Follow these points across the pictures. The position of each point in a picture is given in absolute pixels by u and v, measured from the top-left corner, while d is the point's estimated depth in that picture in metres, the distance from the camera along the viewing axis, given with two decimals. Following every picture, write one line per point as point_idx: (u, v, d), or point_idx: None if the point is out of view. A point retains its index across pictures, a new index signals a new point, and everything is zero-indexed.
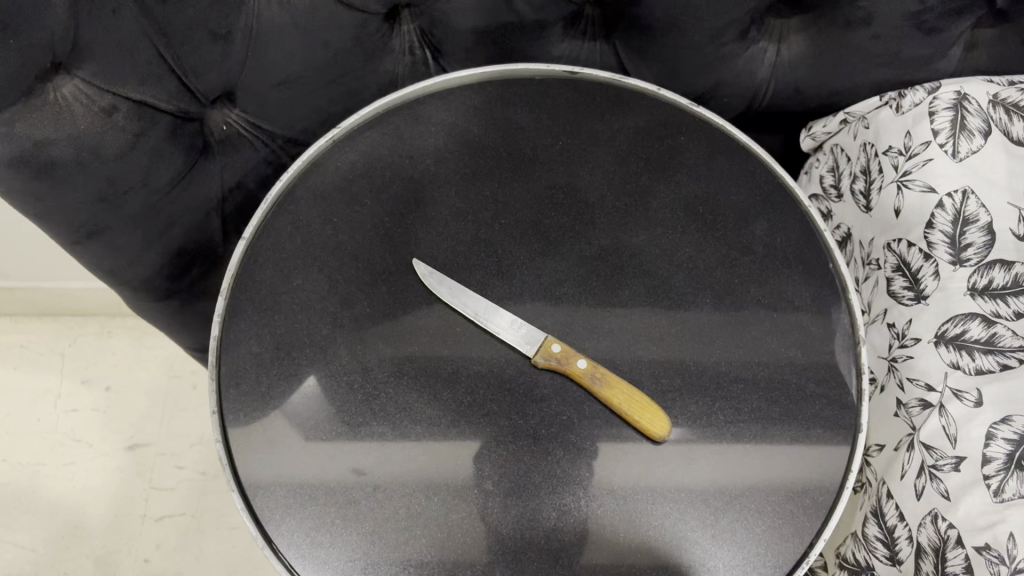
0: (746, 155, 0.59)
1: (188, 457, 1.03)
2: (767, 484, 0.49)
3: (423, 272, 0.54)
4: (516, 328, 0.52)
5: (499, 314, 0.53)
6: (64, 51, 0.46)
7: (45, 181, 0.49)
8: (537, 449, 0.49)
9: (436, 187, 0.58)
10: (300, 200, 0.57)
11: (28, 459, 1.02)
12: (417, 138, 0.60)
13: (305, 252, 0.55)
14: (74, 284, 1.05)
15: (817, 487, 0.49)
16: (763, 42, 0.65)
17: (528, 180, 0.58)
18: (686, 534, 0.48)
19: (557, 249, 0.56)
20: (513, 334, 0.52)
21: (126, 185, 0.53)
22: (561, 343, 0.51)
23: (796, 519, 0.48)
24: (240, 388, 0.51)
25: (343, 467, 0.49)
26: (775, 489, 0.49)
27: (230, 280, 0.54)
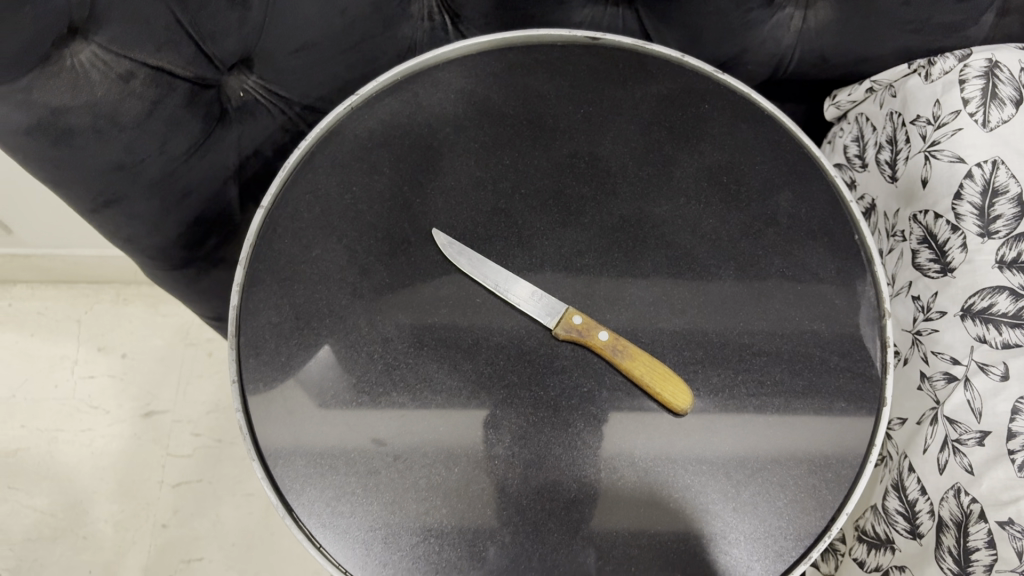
0: (772, 125, 0.58)
1: (204, 423, 1.04)
2: (791, 458, 0.49)
3: (443, 242, 0.54)
4: (536, 300, 0.52)
5: (518, 284, 0.52)
6: (81, 18, 0.45)
7: (62, 149, 0.49)
8: (556, 420, 0.49)
9: (455, 156, 0.57)
10: (319, 169, 0.56)
11: (47, 425, 1.03)
12: (435, 106, 0.59)
13: (323, 220, 0.55)
14: (90, 252, 1.04)
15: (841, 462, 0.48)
16: (789, 8, 0.64)
17: (549, 149, 0.57)
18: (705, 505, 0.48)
19: (578, 219, 0.55)
20: (533, 305, 0.52)
21: (144, 153, 0.53)
22: (582, 315, 0.51)
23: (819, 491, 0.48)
24: (260, 358, 0.51)
25: (364, 436, 0.49)
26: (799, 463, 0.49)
27: (250, 249, 0.53)
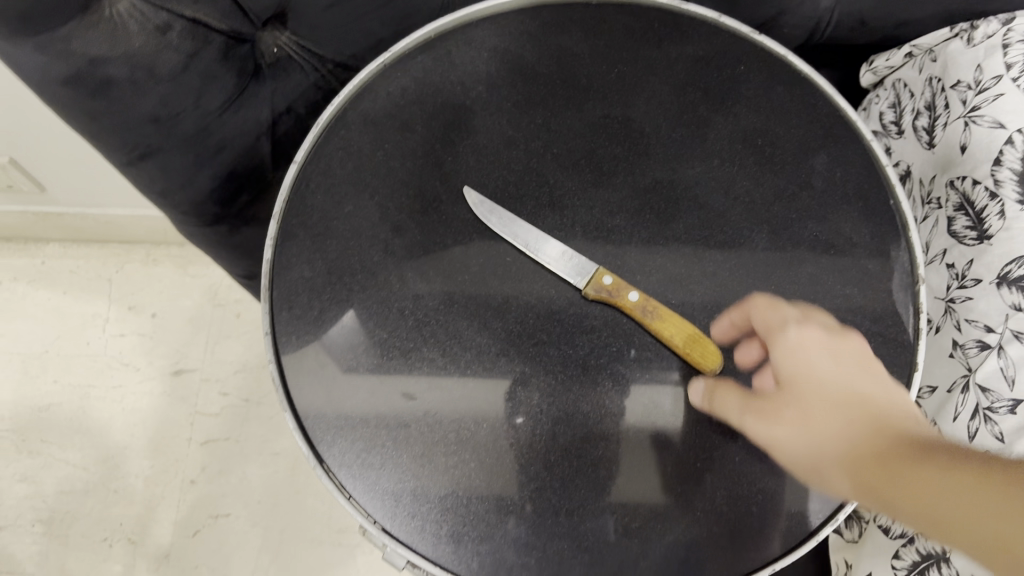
0: (809, 88, 0.57)
1: (232, 383, 1.05)
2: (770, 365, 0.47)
3: (475, 201, 0.54)
4: (566, 260, 0.52)
5: (549, 245, 0.53)
6: None
7: (101, 100, 0.49)
8: (585, 379, 0.50)
9: (488, 115, 0.57)
10: (351, 126, 0.56)
11: (79, 381, 1.04)
12: (469, 64, 0.58)
13: (356, 177, 0.55)
14: (121, 212, 1.05)
15: (794, 328, 0.47)
16: None
17: (583, 109, 0.57)
18: (691, 397, 0.49)
19: (611, 180, 0.55)
20: (563, 265, 0.52)
21: (179, 107, 0.53)
22: (612, 276, 0.51)
23: (798, 386, 0.45)
24: (293, 312, 0.51)
25: (393, 391, 0.49)
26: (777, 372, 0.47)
27: (284, 204, 0.53)
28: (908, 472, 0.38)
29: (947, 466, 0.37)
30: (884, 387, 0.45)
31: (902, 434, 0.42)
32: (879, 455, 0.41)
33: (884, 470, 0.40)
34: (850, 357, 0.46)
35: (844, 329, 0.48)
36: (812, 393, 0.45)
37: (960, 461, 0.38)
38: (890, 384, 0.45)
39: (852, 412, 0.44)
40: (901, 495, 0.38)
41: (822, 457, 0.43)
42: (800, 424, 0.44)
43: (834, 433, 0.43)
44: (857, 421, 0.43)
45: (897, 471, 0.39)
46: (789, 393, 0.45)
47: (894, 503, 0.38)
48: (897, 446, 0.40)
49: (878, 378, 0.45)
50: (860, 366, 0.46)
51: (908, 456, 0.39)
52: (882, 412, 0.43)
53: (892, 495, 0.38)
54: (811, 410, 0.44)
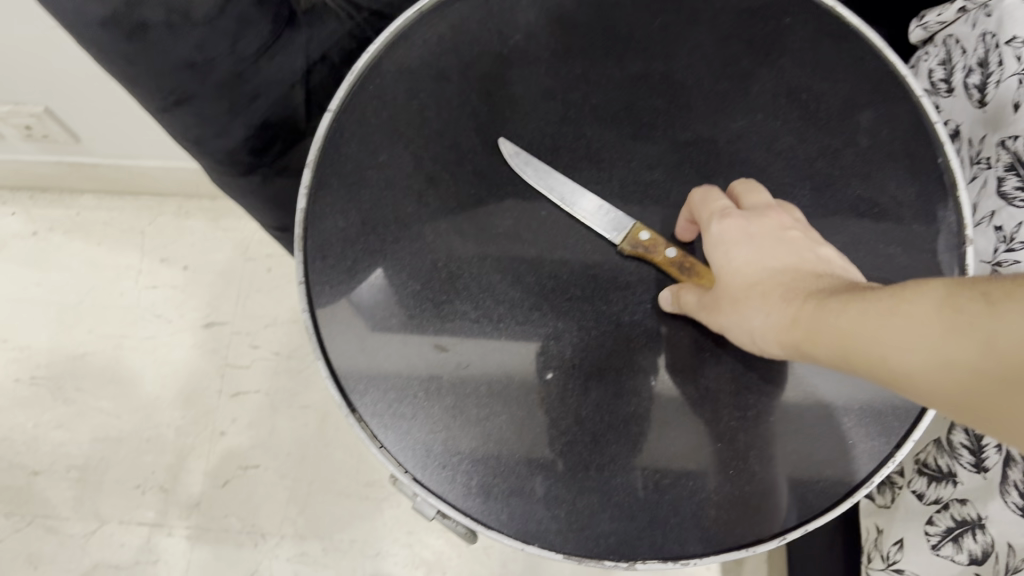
0: (858, 42, 0.55)
1: (262, 337, 1.06)
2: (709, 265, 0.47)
3: (510, 152, 0.53)
4: (603, 214, 0.51)
5: (586, 198, 0.52)
6: None
7: (136, 44, 0.49)
8: (619, 334, 0.49)
9: (525, 66, 0.55)
10: (386, 74, 0.55)
11: (113, 331, 1.06)
12: (507, 12, 0.56)
13: (391, 126, 0.54)
14: (153, 164, 1.05)
15: (715, 223, 0.47)
16: None
17: (622, 61, 0.55)
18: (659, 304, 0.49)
19: (650, 133, 0.54)
20: (600, 220, 0.51)
21: (214, 53, 0.53)
22: (649, 232, 0.50)
23: (724, 280, 0.46)
24: (327, 262, 0.51)
25: (426, 342, 0.49)
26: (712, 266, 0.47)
27: (318, 152, 0.53)
28: (845, 326, 0.37)
29: (888, 314, 0.36)
30: (803, 260, 0.44)
31: (826, 292, 0.41)
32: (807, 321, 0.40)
33: (814, 332, 0.39)
34: (767, 234, 0.45)
35: (766, 208, 0.47)
36: (734, 284, 0.45)
37: (898, 301, 0.36)
38: (797, 246, 0.45)
39: (769, 283, 0.44)
40: (856, 357, 0.37)
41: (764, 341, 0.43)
42: (731, 314, 0.44)
43: (757, 314, 0.43)
44: (776, 295, 0.43)
45: (831, 329, 0.38)
46: (719, 289, 0.46)
47: (855, 365, 0.38)
48: (813, 310, 0.40)
49: (792, 244, 0.45)
50: (778, 239, 0.45)
51: (836, 315, 0.38)
52: (800, 282, 0.43)
53: (844, 356, 0.38)
54: (740, 302, 0.44)
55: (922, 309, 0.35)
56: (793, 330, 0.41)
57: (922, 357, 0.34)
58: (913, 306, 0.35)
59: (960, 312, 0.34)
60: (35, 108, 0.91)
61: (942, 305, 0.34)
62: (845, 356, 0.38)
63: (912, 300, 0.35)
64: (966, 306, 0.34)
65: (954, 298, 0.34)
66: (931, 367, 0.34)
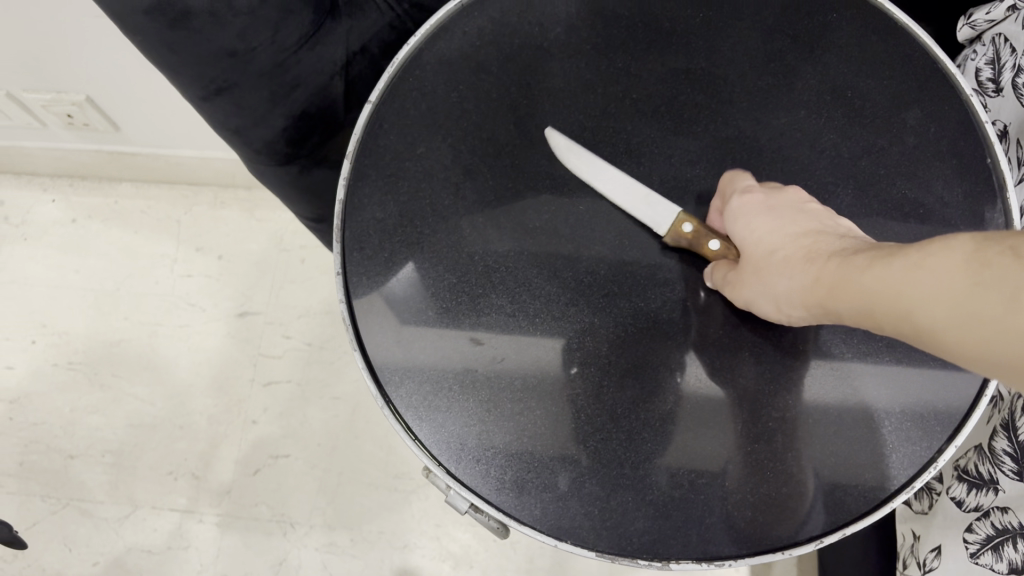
0: (904, 39, 0.54)
1: (295, 327, 1.07)
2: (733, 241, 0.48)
3: (558, 143, 0.52)
4: (652, 208, 0.50)
5: (636, 191, 0.51)
6: None
7: (180, 31, 0.49)
8: (656, 332, 0.49)
9: (565, 58, 0.55)
10: (427, 66, 0.55)
11: (148, 319, 1.07)
12: (547, 4, 0.56)
13: (429, 118, 0.54)
14: (190, 153, 1.06)
15: (736, 197, 0.48)
16: None
17: (664, 55, 0.55)
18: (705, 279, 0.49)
19: (691, 128, 0.53)
20: (650, 214, 0.50)
21: (255, 42, 0.53)
22: (693, 223, 0.49)
23: (748, 253, 0.46)
24: (364, 253, 0.51)
25: (461, 335, 0.49)
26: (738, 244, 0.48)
27: (357, 143, 0.53)
28: (871, 285, 0.37)
29: (910, 270, 0.35)
30: (825, 223, 0.45)
31: (846, 249, 0.41)
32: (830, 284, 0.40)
33: (840, 293, 0.39)
34: (786, 204, 0.46)
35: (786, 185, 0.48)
36: (759, 253, 0.45)
37: (923, 256, 0.35)
38: (818, 215, 0.45)
39: (791, 247, 0.44)
40: (885, 316, 0.36)
41: (789, 308, 0.43)
42: (757, 280, 0.45)
43: (782, 278, 0.43)
44: (801, 259, 0.43)
45: (856, 289, 0.38)
46: (743, 262, 0.46)
47: (887, 326, 0.37)
48: (836, 268, 0.40)
49: (814, 214, 0.45)
50: (798, 209, 0.46)
51: (863, 274, 0.38)
52: (821, 242, 0.43)
53: (871, 315, 0.37)
54: (761, 273, 0.45)
55: (942, 264, 0.34)
56: (818, 291, 0.41)
57: (952, 314, 0.33)
58: (938, 260, 0.34)
59: (990, 268, 0.32)
60: (76, 97, 0.92)
61: (972, 260, 0.33)
62: (876, 317, 0.37)
63: (939, 256, 0.34)
64: (995, 261, 0.32)
65: (982, 252, 0.33)
66: (962, 324, 0.33)
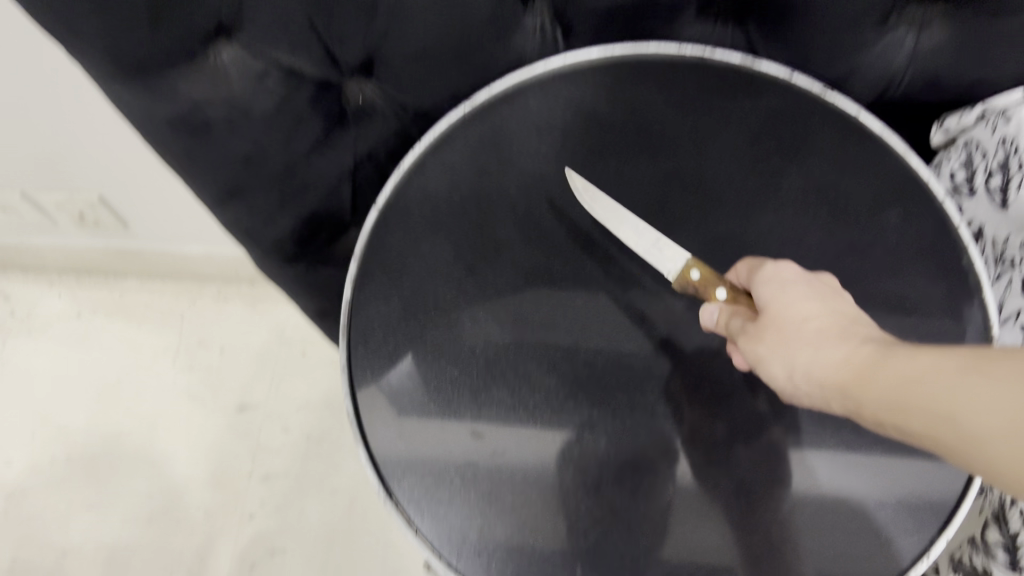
0: (882, 147, 0.57)
1: (294, 420, 1.07)
2: (757, 300, 0.48)
3: (572, 179, 0.56)
4: (659, 249, 0.54)
5: (643, 231, 0.54)
6: (229, 19, 0.50)
7: (200, 138, 0.53)
8: (653, 424, 0.50)
9: (562, 163, 0.58)
10: (431, 171, 0.58)
11: (149, 411, 1.08)
12: (543, 113, 0.59)
13: (432, 219, 0.56)
14: (196, 248, 1.09)
15: (772, 263, 0.48)
16: (903, 29, 0.60)
17: (655, 160, 0.58)
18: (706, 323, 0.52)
19: (683, 227, 0.56)
20: (656, 254, 0.54)
21: (268, 149, 0.56)
22: (700, 270, 0.52)
23: (773, 311, 0.45)
24: (369, 346, 0.53)
25: (463, 428, 0.50)
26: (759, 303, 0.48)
27: (365, 244, 0.55)
28: (912, 373, 0.36)
29: (965, 368, 0.35)
30: (861, 313, 0.45)
31: (887, 339, 0.40)
32: (862, 364, 0.39)
33: (871, 373, 0.38)
34: (826, 287, 0.46)
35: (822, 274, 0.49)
36: (788, 315, 0.45)
37: (982, 360, 0.34)
38: (852, 306, 0.45)
39: (826, 321, 0.43)
40: (924, 405, 0.35)
41: (803, 376, 0.42)
42: (778, 344, 0.44)
43: (809, 346, 0.42)
44: (833, 334, 0.42)
45: (894, 373, 0.37)
46: (766, 321, 0.46)
47: (910, 420, 0.36)
48: (879, 348, 0.39)
49: (849, 305, 0.45)
50: (837, 295, 0.46)
51: (910, 361, 0.37)
52: (860, 325, 0.43)
53: (896, 403, 0.37)
54: (788, 337, 0.44)
55: (1002, 370, 0.33)
56: (849, 367, 0.40)
57: (999, 418, 0.32)
58: (1008, 365, 0.33)
59: None
60: (90, 197, 0.96)
61: None
62: (907, 405, 0.36)
63: (999, 362, 0.34)
64: None
65: None
66: (1007, 431, 0.32)
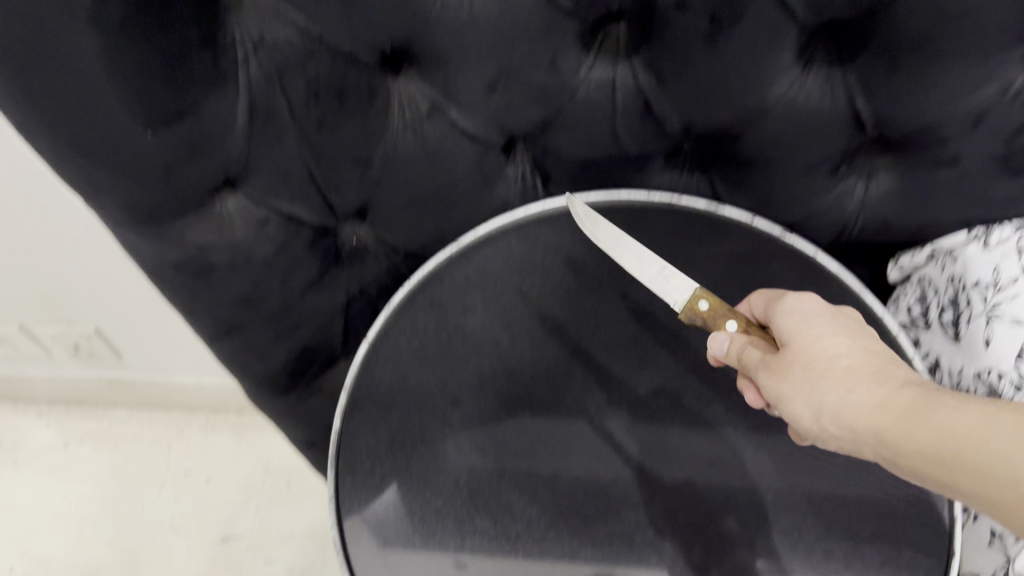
0: (839, 287, 0.61)
1: (277, 553, 1.07)
2: (778, 330, 0.51)
3: (577, 211, 0.60)
4: (666, 279, 0.56)
5: (648, 263, 0.57)
6: (236, 172, 0.54)
7: (202, 281, 0.56)
8: (631, 552, 0.52)
9: (542, 300, 0.61)
10: (419, 308, 0.61)
11: (130, 544, 1.07)
12: (524, 254, 0.63)
13: (419, 352, 0.59)
14: (187, 378, 1.11)
15: (792, 296, 0.51)
16: (853, 178, 0.66)
17: (628, 298, 0.62)
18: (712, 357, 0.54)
19: (654, 361, 0.60)
20: (662, 284, 0.56)
21: (267, 288, 0.60)
22: (708, 300, 0.54)
23: (798, 346, 0.48)
24: (355, 478, 0.55)
25: (445, 559, 0.52)
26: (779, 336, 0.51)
27: (355, 376, 0.59)
28: (953, 425, 0.39)
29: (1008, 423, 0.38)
30: (882, 345, 0.48)
31: (919, 383, 0.44)
32: (898, 413, 0.42)
33: (909, 421, 0.41)
34: (850, 324, 0.49)
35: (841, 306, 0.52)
36: (812, 349, 0.47)
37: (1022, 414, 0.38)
38: (874, 338, 0.48)
39: (853, 359, 0.46)
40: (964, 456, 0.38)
41: (832, 415, 0.45)
42: (803, 378, 0.46)
43: (839, 385, 0.45)
44: (864, 376, 0.45)
45: (933, 423, 0.40)
46: (789, 355, 0.48)
47: (954, 470, 0.39)
48: (914, 397, 0.42)
49: (871, 338, 0.48)
50: (860, 330, 0.49)
51: (951, 415, 0.40)
52: (885, 365, 0.46)
53: (937, 452, 0.40)
54: (814, 371, 0.46)
55: None
56: (886, 415, 0.43)
57: None
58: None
59: None
60: (87, 329, 0.99)
61: None
62: (949, 457, 0.39)
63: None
64: None
65: None
66: None
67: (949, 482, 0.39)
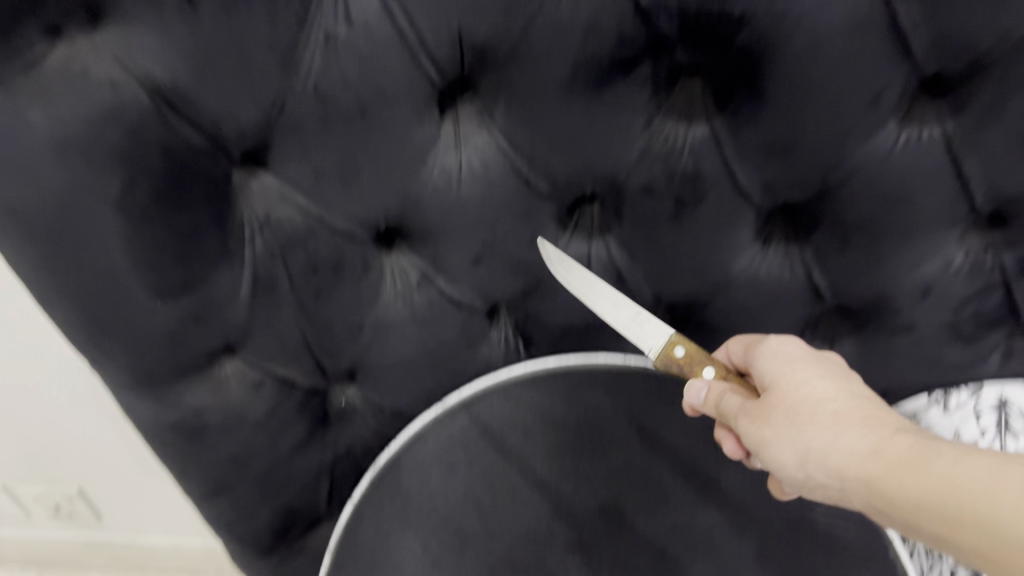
0: None
1: None
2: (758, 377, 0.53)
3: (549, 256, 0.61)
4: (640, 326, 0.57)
5: (620, 306, 0.58)
6: (235, 339, 0.57)
7: (196, 441, 0.59)
8: None
9: (522, 456, 0.62)
10: (404, 467, 0.62)
11: None
12: (502, 415, 0.64)
13: (401, 512, 0.60)
14: (167, 539, 1.11)
15: (775, 340, 0.54)
16: (817, 344, 0.70)
17: (607, 457, 0.62)
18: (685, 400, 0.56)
19: (633, 523, 0.59)
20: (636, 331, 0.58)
21: (257, 448, 0.62)
22: (683, 347, 0.56)
23: (781, 391, 0.50)
24: None
25: None
26: (761, 380, 0.53)
27: (338, 537, 0.61)
28: (953, 476, 0.41)
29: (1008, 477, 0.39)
30: (864, 391, 0.50)
31: (908, 430, 0.45)
32: (891, 460, 0.44)
33: (905, 470, 0.43)
34: (832, 370, 0.51)
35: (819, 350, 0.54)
36: (794, 395, 0.49)
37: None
38: (858, 384, 0.50)
39: (838, 404, 0.48)
40: (945, 501, 0.40)
41: (816, 461, 0.47)
42: (786, 426, 0.48)
43: (827, 432, 0.47)
44: (853, 422, 0.47)
45: (932, 474, 0.42)
46: (771, 402, 0.50)
47: (952, 521, 0.40)
48: (907, 445, 0.44)
49: (857, 386, 0.50)
50: (843, 376, 0.51)
51: (938, 464, 0.42)
52: (872, 412, 0.47)
53: (936, 501, 0.41)
54: (796, 417, 0.48)
55: None
56: (879, 464, 0.44)
57: None
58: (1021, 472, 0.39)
59: None
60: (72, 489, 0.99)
61: None
62: (942, 510, 0.40)
63: None
64: None
65: None
66: None
67: (947, 534, 0.40)
